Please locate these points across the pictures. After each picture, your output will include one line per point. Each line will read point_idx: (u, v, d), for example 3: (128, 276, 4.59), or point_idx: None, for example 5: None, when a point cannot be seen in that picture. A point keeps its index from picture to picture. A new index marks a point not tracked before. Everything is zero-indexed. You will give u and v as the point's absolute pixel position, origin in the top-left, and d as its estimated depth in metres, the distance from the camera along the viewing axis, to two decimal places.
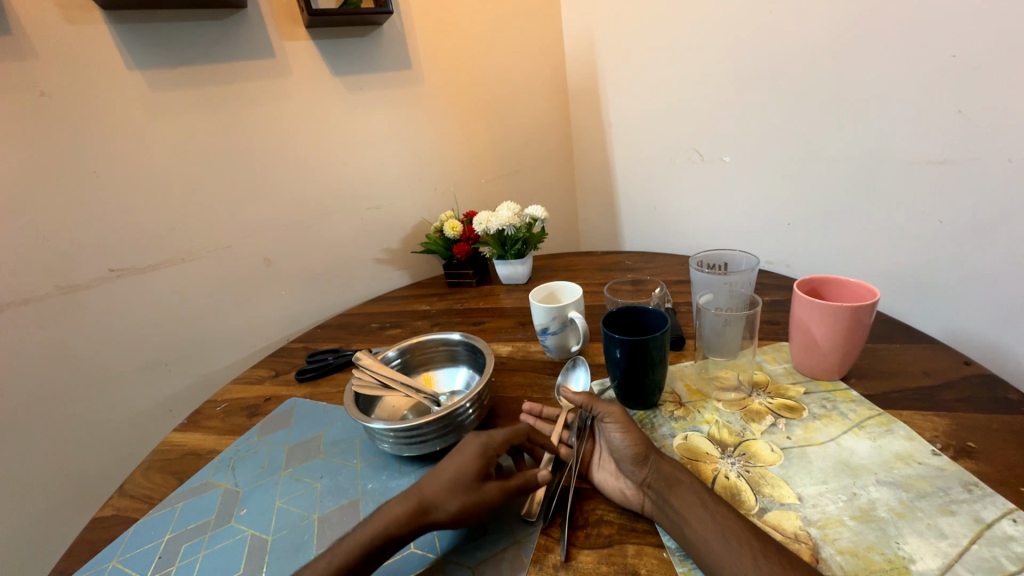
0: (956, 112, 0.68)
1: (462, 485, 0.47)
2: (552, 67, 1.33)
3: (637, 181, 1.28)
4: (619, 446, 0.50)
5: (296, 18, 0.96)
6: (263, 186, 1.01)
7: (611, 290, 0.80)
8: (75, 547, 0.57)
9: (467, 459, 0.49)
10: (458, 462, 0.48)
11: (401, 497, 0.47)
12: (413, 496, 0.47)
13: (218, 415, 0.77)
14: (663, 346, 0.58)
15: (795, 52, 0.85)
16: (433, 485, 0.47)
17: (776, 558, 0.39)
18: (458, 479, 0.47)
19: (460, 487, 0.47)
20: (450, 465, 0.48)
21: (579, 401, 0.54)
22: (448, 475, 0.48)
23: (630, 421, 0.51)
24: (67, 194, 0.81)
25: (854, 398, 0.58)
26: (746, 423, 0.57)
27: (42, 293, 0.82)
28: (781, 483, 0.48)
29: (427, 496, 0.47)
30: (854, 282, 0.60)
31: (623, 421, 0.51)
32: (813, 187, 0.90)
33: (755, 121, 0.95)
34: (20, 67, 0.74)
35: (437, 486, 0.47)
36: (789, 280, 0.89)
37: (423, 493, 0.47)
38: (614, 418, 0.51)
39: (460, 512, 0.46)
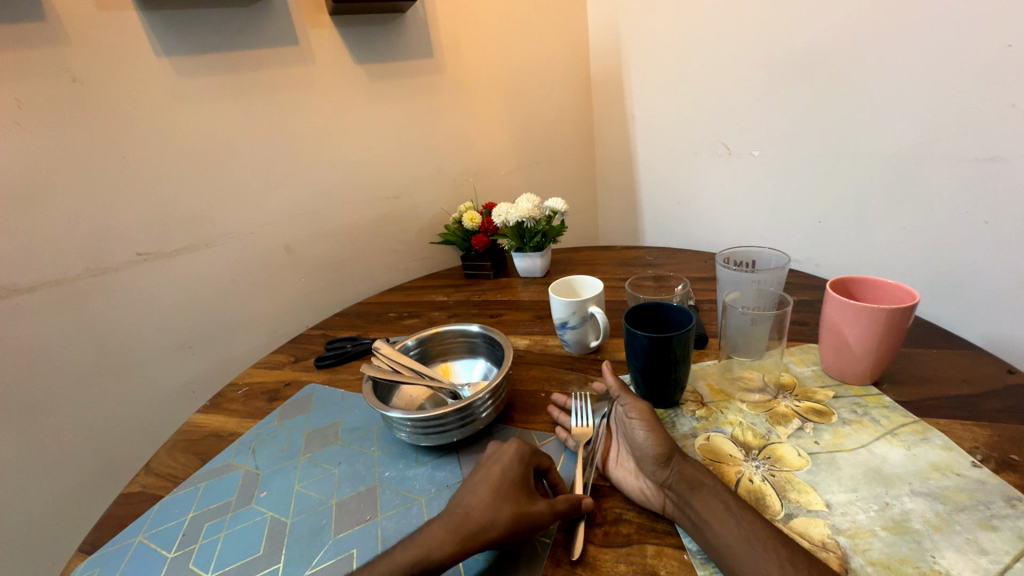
0: (1010, 106, 0.64)
1: (503, 493, 0.45)
2: (576, 56, 1.30)
3: (660, 174, 1.25)
4: (642, 445, 0.49)
5: (320, 6, 0.96)
6: (286, 174, 1.02)
7: (632, 286, 0.79)
8: (104, 521, 0.59)
9: (504, 466, 0.48)
10: (493, 471, 0.47)
11: (437, 524, 0.45)
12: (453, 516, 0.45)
13: (239, 398, 0.79)
14: (687, 343, 0.56)
15: (832, 41, 0.81)
16: (470, 499, 0.46)
17: (806, 568, 0.38)
18: (495, 491, 0.46)
19: (502, 496, 0.45)
20: (483, 478, 0.47)
21: (614, 386, 0.54)
22: (483, 484, 0.46)
23: (653, 420, 0.50)
24: (98, 179, 0.83)
25: (887, 404, 0.56)
26: (772, 426, 0.55)
27: (74, 275, 0.84)
28: (807, 489, 0.47)
29: (467, 518, 0.44)
30: (892, 284, 0.57)
31: (646, 420, 0.50)
32: (846, 183, 0.86)
33: (786, 115, 0.92)
34: (53, 52, 0.76)
35: (474, 501, 0.45)
36: (818, 279, 0.86)
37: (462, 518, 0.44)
38: (639, 414, 0.50)
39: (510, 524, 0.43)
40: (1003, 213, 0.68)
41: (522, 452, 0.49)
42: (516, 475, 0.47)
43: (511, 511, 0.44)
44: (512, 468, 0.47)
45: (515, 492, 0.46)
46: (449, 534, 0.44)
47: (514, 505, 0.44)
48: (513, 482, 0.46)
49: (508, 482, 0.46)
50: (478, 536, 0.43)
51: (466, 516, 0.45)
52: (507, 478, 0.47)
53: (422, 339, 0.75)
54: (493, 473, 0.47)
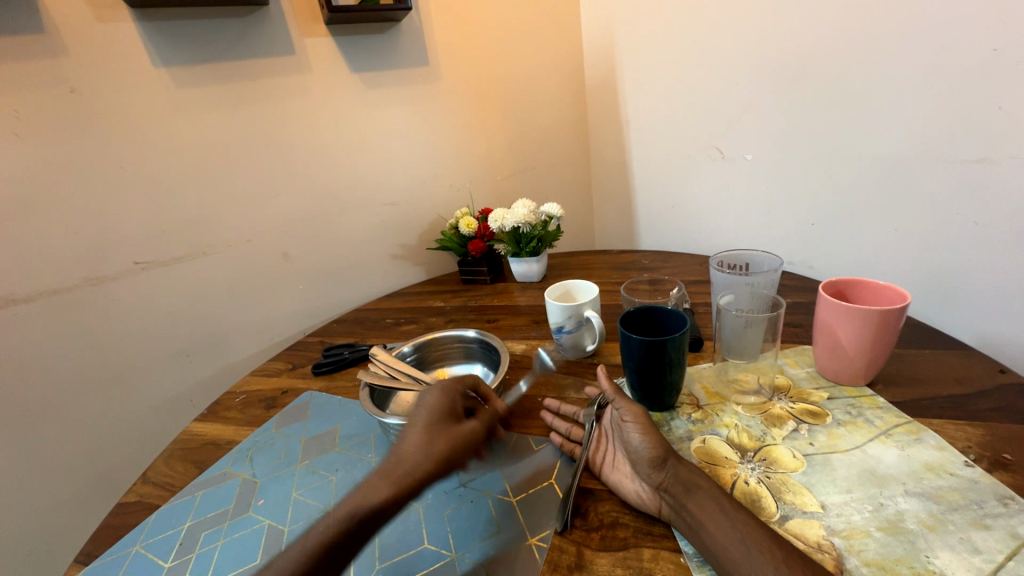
0: (996, 109, 0.65)
1: (434, 431, 0.54)
2: (570, 63, 1.32)
3: (655, 178, 1.26)
4: (638, 448, 0.49)
5: (316, 16, 0.97)
6: (283, 181, 1.02)
7: (628, 289, 0.79)
8: (100, 531, 0.59)
9: (430, 408, 0.56)
10: (422, 414, 0.55)
11: (377, 474, 0.51)
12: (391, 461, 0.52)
13: (237, 406, 0.79)
14: (682, 347, 0.57)
15: (822, 46, 0.82)
16: (406, 442, 0.53)
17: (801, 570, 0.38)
18: (428, 431, 0.54)
19: (433, 434, 0.54)
20: (414, 422, 0.55)
21: (609, 391, 0.53)
22: (415, 427, 0.54)
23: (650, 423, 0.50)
24: (96, 188, 0.84)
25: (880, 405, 0.56)
26: (767, 428, 0.55)
27: (72, 284, 0.84)
28: (803, 491, 0.47)
29: (404, 459, 0.52)
30: (883, 285, 0.58)
31: (642, 423, 0.50)
32: (839, 185, 0.87)
33: (778, 119, 0.93)
34: (51, 64, 0.76)
35: (409, 442, 0.53)
36: (813, 281, 0.87)
37: (400, 460, 0.52)
38: (634, 417, 0.50)
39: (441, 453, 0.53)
40: (994, 214, 0.68)
41: (448, 390, 0.58)
42: (443, 412, 0.56)
43: (443, 443, 0.54)
44: (439, 408, 0.56)
45: (444, 428, 0.55)
46: (388, 477, 0.51)
47: (444, 438, 0.54)
48: (443, 420, 0.55)
49: (435, 422, 0.55)
50: (416, 470, 0.51)
51: (400, 455, 0.52)
52: (434, 418, 0.55)
53: (419, 345, 0.75)
54: (425, 418, 0.55)
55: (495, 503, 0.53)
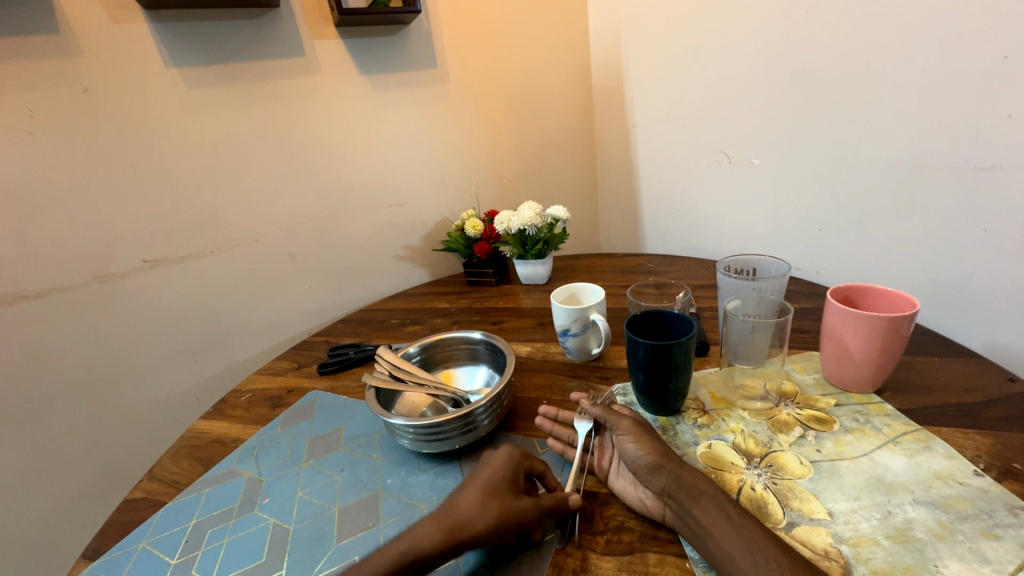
0: (1006, 116, 0.65)
1: (489, 493, 0.46)
2: (578, 66, 1.32)
3: (661, 181, 1.26)
4: (634, 458, 0.49)
5: (326, 18, 0.97)
6: (291, 181, 1.03)
7: (633, 293, 0.79)
8: (107, 527, 0.59)
9: (494, 469, 0.48)
10: (483, 474, 0.48)
11: (425, 517, 0.45)
12: (445, 518, 0.45)
13: (242, 405, 0.79)
14: (689, 351, 0.57)
15: (831, 51, 0.82)
16: (464, 506, 0.45)
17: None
18: (483, 491, 0.46)
19: (489, 498, 0.45)
20: (476, 480, 0.47)
21: (597, 412, 0.54)
22: (475, 488, 0.46)
23: (643, 431, 0.50)
24: (107, 186, 0.85)
25: (889, 412, 0.56)
26: (774, 433, 0.55)
27: (81, 281, 0.85)
28: (810, 497, 0.47)
29: (456, 519, 0.44)
30: (892, 292, 0.58)
31: (636, 432, 0.50)
32: (846, 191, 0.87)
33: (786, 123, 0.93)
34: (66, 64, 0.78)
35: (466, 501, 0.45)
36: (819, 287, 0.87)
37: (455, 521, 0.44)
38: (626, 430, 0.50)
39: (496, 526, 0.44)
40: (1003, 221, 0.68)
41: (512, 457, 0.49)
42: (503, 482, 0.47)
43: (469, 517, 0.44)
44: (501, 472, 0.48)
45: (502, 498, 0.46)
46: (439, 521, 0.45)
47: (501, 510, 0.45)
48: (503, 488, 0.46)
49: (497, 485, 0.47)
50: (462, 530, 0.44)
51: (452, 511, 0.45)
52: (496, 481, 0.47)
53: (427, 347, 0.76)
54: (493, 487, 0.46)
55: None
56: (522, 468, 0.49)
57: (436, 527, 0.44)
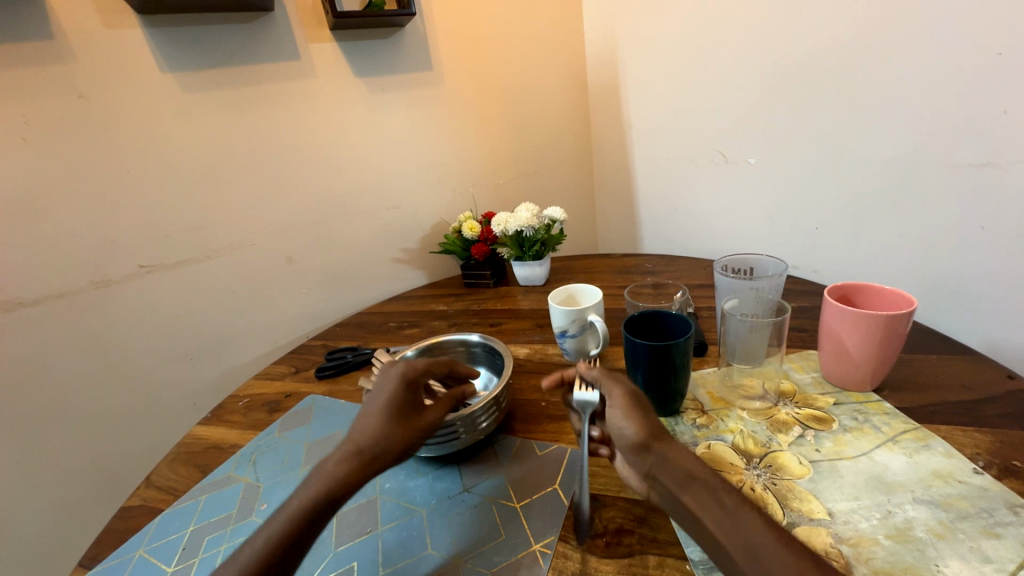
0: (1001, 113, 0.65)
1: (393, 418, 0.51)
2: (574, 67, 1.32)
3: (658, 182, 1.26)
4: (623, 436, 0.48)
5: (321, 21, 0.97)
6: (286, 185, 1.03)
7: (631, 294, 0.79)
8: (104, 535, 0.59)
9: (388, 398, 0.52)
10: (380, 402, 0.52)
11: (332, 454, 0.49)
12: (346, 449, 0.49)
13: (240, 410, 0.79)
14: (687, 352, 0.57)
15: (828, 49, 0.82)
16: (366, 433, 0.50)
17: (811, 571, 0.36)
18: (387, 417, 0.51)
19: (391, 424, 0.51)
20: (376, 408, 0.52)
21: (593, 376, 0.53)
22: (377, 418, 0.51)
23: (634, 405, 0.49)
24: (101, 191, 0.84)
25: (888, 410, 0.56)
26: (773, 433, 0.55)
27: (77, 287, 0.85)
28: (810, 497, 0.46)
29: (360, 445, 0.49)
30: (890, 290, 0.58)
31: (627, 405, 0.49)
32: (843, 190, 0.87)
33: (782, 123, 0.93)
34: (60, 69, 0.77)
35: (369, 430, 0.50)
36: (816, 286, 0.87)
37: (359, 446, 0.49)
38: (618, 404, 0.50)
39: (401, 443, 0.50)
40: (1000, 219, 0.68)
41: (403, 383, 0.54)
42: (402, 402, 0.52)
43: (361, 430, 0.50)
44: (396, 399, 0.52)
45: (400, 420, 0.51)
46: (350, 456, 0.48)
47: (403, 430, 0.51)
48: (401, 410, 0.52)
49: (397, 408, 0.52)
50: (368, 458, 0.48)
51: (354, 439, 0.49)
52: (396, 405, 0.52)
53: (426, 348, 0.75)
54: (380, 401, 0.52)
55: (499, 509, 0.53)
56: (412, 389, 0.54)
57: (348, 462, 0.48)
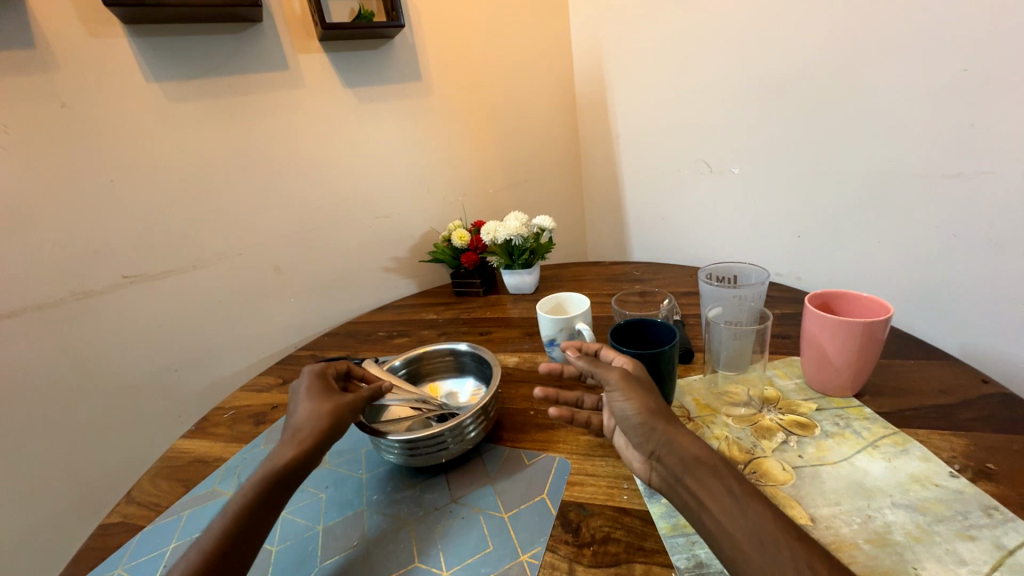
0: (967, 126, 0.68)
1: (316, 399, 0.56)
2: (561, 78, 1.34)
3: (645, 191, 1.27)
4: (626, 417, 0.48)
5: (309, 32, 0.98)
6: (273, 194, 1.02)
7: (618, 302, 0.79)
8: (82, 554, 0.57)
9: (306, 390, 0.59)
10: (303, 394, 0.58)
11: (279, 445, 0.52)
12: (286, 438, 0.53)
13: (226, 422, 0.78)
14: (673, 359, 0.58)
15: (806, 64, 0.85)
16: (298, 418, 0.55)
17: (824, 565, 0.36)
18: (310, 401, 0.56)
19: (314, 402, 0.56)
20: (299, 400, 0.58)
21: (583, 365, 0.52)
22: (304, 404, 0.56)
23: (632, 386, 0.49)
24: (82, 201, 0.83)
25: (868, 415, 0.57)
26: (757, 440, 0.56)
27: (57, 299, 0.83)
28: (793, 503, 0.47)
29: (295, 427, 0.54)
30: (868, 297, 0.59)
31: (625, 387, 0.49)
32: (823, 199, 0.89)
33: (763, 134, 0.95)
34: (42, 79, 0.77)
35: (300, 415, 0.55)
36: (799, 293, 0.88)
37: (295, 429, 0.54)
38: (616, 387, 0.49)
39: (332, 412, 0.55)
40: (970, 229, 0.70)
41: (316, 373, 0.61)
42: (319, 387, 0.59)
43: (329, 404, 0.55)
44: (314, 387, 0.58)
45: (321, 397, 0.57)
46: (290, 439, 0.53)
47: (329, 401, 0.56)
48: (319, 391, 0.58)
49: (316, 392, 0.58)
50: (308, 433, 0.53)
51: (292, 427, 0.54)
52: (315, 391, 0.58)
53: (411, 359, 0.75)
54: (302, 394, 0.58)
55: (486, 520, 0.52)
56: (326, 377, 0.61)
57: (292, 445, 0.52)
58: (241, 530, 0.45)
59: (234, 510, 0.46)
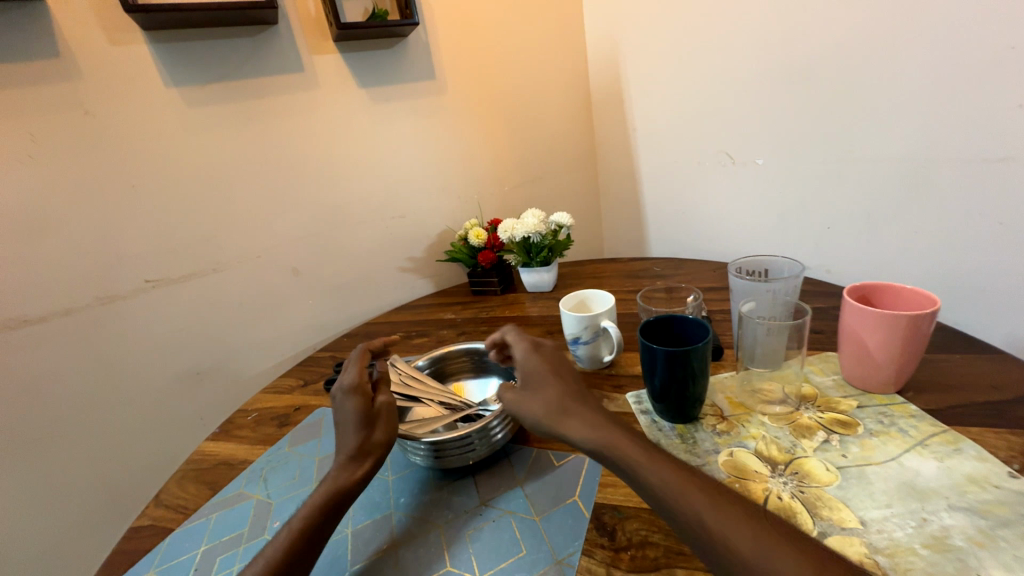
0: (1017, 107, 0.65)
1: (368, 424, 0.57)
2: (575, 72, 1.32)
3: (664, 185, 1.25)
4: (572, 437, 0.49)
5: (324, 33, 0.97)
6: (291, 196, 1.02)
7: (643, 298, 0.78)
8: (114, 557, 0.57)
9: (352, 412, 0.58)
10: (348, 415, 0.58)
11: (339, 466, 0.54)
12: (343, 460, 0.55)
13: (249, 425, 0.78)
14: (705, 357, 0.55)
15: (835, 49, 0.82)
16: (352, 444, 0.56)
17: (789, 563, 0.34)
18: (362, 426, 0.57)
19: (367, 426, 0.57)
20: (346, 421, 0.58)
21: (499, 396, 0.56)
22: (356, 430, 0.57)
23: (554, 404, 0.51)
24: (107, 207, 0.84)
25: (914, 412, 0.54)
26: (796, 439, 0.54)
27: (84, 304, 0.85)
28: (840, 505, 0.45)
29: (353, 452, 0.55)
30: (911, 289, 0.56)
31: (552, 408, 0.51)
32: (854, 188, 0.86)
33: (790, 123, 0.92)
34: (66, 87, 0.77)
35: (355, 440, 0.56)
36: (830, 286, 0.85)
37: (352, 453, 0.55)
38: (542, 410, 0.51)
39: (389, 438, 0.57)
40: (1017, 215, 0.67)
41: (355, 391, 0.59)
42: (366, 408, 0.58)
43: (385, 433, 0.57)
44: (361, 409, 0.58)
45: (374, 420, 0.58)
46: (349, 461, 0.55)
47: (387, 428, 0.58)
48: (367, 414, 0.58)
49: (364, 415, 0.58)
50: (372, 458, 0.55)
51: (348, 451, 0.55)
52: (362, 414, 0.57)
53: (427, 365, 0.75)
54: (349, 415, 0.58)
55: (517, 523, 0.51)
56: (367, 393, 0.60)
57: (353, 469, 0.54)
58: (304, 546, 0.48)
59: (299, 524, 0.49)
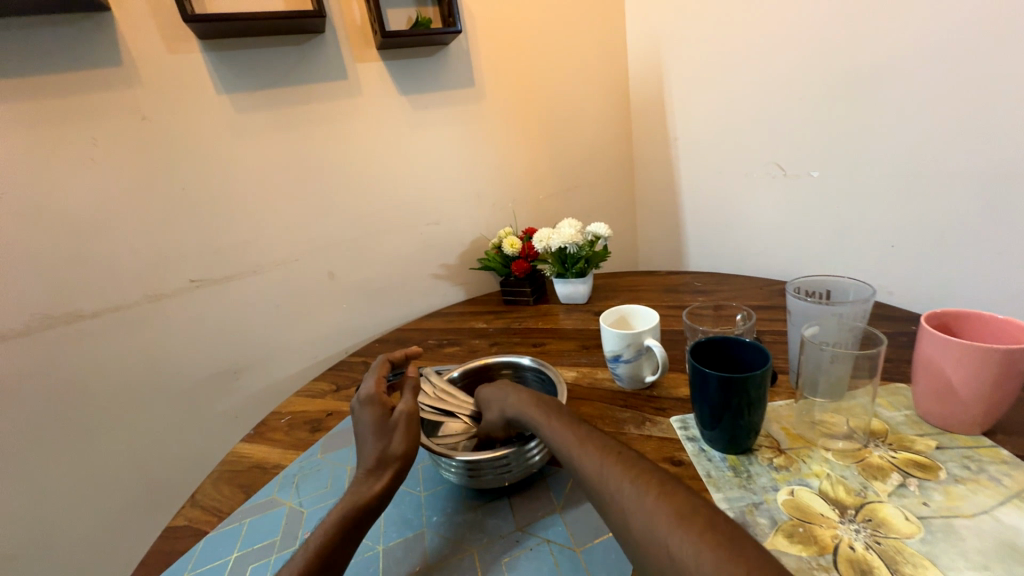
0: None
1: (384, 432, 0.58)
2: (616, 80, 1.30)
3: (706, 196, 1.20)
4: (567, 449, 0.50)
5: (369, 41, 0.99)
6: (330, 200, 1.03)
7: (689, 316, 0.74)
8: (149, 557, 0.58)
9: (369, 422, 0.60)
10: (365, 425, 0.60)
11: (358, 478, 0.54)
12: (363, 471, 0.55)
13: (283, 428, 0.78)
14: (763, 385, 0.51)
15: (906, 56, 0.76)
16: (370, 453, 0.56)
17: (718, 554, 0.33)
18: (379, 434, 0.58)
19: (384, 434, 0.58)
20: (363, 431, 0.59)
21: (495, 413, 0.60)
22: (373, 438, 0.58)
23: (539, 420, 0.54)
24: (157, 209, 0.87)
25: (1005, 458, 0.48)
26: (867, 480, 0.49)
27: (133, 301, 0.87)
28: (925, 563, 0.40)
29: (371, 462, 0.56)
30: (1003, 319, 0.50)
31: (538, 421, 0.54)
32: (925, 203, 0.79)
33: (854, 132, 0.86)
34: (126, 93, 0.81)
35: (373, 449, 0.56)
36: (895, 310, 0.79)
37: (370, 463, 0.55)
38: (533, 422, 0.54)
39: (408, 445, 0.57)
40: None
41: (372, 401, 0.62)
42: (381, 418, 0.60)
43: (402, 441, 0.57)
44: (377, 419, 0.60)
45: (390, 428, 0.58)
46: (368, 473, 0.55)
47: (404, 434, 0.58)
48: (383, 422, 0.59)
49: (381, 424, 0.59)
50: (391, 468, 0.55)
51: (366, 461, 0.56)
52: (379, 423, 0.59)
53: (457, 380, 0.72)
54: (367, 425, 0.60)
55: (557, 553, 0.48)
56: (383, 403, 0.62)
57: (372, 480, 0.54)
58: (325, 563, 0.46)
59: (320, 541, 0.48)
